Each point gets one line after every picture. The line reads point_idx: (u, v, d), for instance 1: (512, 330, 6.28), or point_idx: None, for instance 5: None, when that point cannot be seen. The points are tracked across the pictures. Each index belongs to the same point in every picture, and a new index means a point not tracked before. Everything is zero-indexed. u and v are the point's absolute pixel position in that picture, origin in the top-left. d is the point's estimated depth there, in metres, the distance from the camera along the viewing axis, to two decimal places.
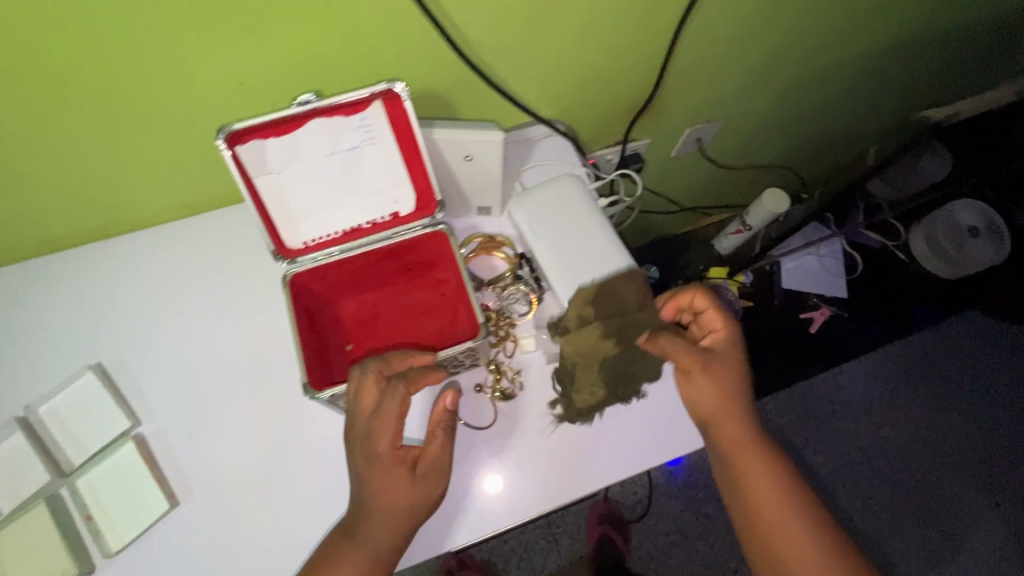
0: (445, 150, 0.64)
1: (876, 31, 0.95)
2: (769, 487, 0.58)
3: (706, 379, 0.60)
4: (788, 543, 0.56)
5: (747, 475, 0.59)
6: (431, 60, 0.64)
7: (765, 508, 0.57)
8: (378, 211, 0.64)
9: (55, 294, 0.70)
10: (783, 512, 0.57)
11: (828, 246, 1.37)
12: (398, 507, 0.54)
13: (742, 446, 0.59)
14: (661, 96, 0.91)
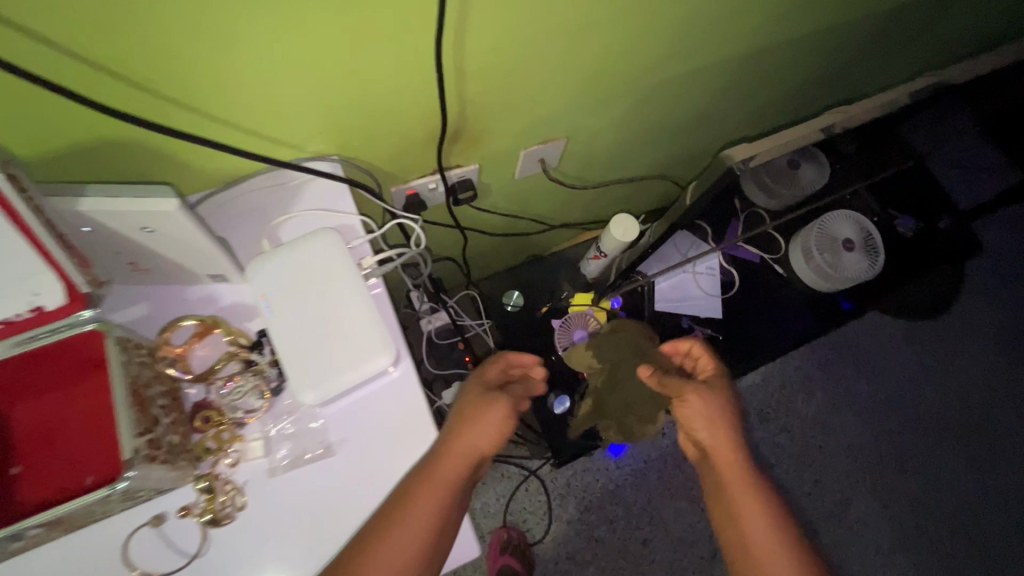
0: (106, 223, 0.50)
1: (718, 42, 0.85)
2: (756, 511, 0.70)
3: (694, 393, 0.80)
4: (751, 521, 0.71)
5: (736, 487, 0.73)
6: (72, 96, 0.49)
7: (747, 510, 0.70)
8: (10, 308, 0.48)
9: None
10: (761, 524, 0.69)
11: (705, 262, 1.27)
12: (469, 449, 0.62)
13: (727, 455, 0.76)
14: (470, 120, 0.78)
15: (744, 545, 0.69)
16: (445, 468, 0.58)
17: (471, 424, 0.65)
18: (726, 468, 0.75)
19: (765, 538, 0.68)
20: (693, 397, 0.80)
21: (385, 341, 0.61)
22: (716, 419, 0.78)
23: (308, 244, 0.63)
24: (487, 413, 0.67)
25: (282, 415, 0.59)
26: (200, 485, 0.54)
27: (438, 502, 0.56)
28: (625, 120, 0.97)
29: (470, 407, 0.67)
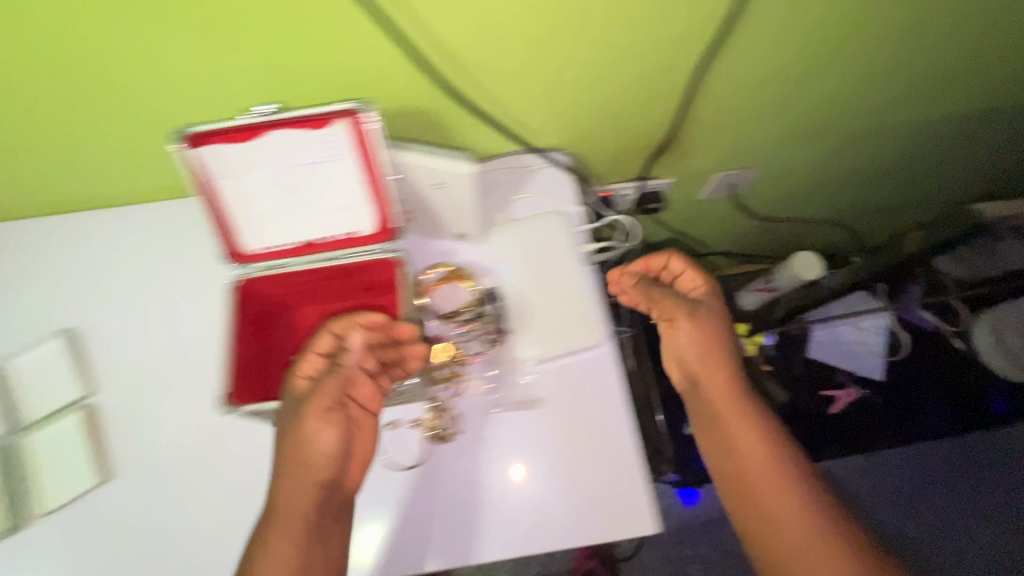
0: (413, 176, 0.62)
1: (939, 92, 0.86)
2: (752, 434, 0.63)
3: (689, 325, 0.71)
4: (764, 478, 0.61)
5: (729, 418, 0.65)
6: (416, 78, 0.63)
7: (750, 448, 0.62)
8: (337, 227, 0.63)
9: (37, 256, 0.72)
10: (765, 459, 0.61)
11: (874, 319, 1.16)
12: (303, 481, 0.54)
13: (721, 393, 0.67)
14: (686, 137, 0.85)
15: (745, 480, 0.62)
16: (296, 497, 0.54)
17: (299, 458, 0.55)
18: (713, 396, 0.67)
19: (775, 475, 0.60)
20: (687, 324, 0.71)
21: (598, 319, 0.69)
22: (715, 346, 0.69)
23: (540, 225, 0.73)
24: (311, 435, 0.55)
25: (499, 363, 0.67)
26: (430, 402, 0.65)
27: (291, 547, 0.52)
28: (821, 159, 0.98)
29: (287, 440, 0.55)
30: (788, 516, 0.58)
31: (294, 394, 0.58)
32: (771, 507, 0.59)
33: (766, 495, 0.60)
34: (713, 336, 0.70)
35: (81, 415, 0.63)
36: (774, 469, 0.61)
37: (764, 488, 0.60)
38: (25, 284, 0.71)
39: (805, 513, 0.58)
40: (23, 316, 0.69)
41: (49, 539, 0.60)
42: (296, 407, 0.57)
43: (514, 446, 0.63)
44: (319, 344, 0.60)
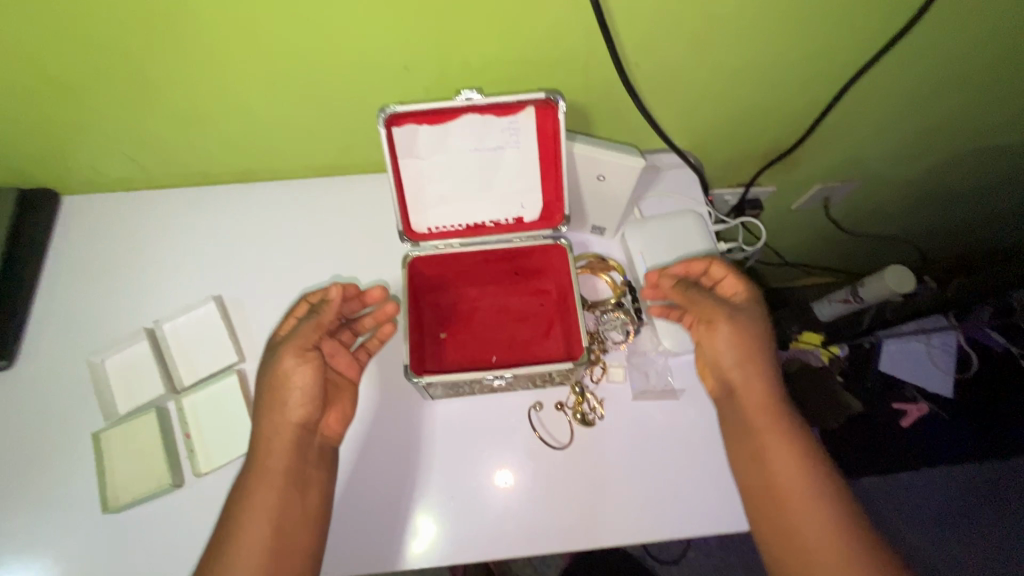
0: (579, 166, 0.66)
1: None
2: (787, 449, 0.56)
3: (727, 329, 0.60)
4: (801, 500, 0.54)
5: (760, 425, 0.58)
6: (584, 71, 0.66)
7: (784, 463, 0.56)
8: (504, 212, 0.64)
9: (192, 224, 0.76)
10: (802, 481, 0.55)
11: (942, 337, 1.18)
12: (276, 437, 0.57)
13: (755, 400, 0.59)
14: (805, 146, 0.87)
15: (771, 495, 0.56)
16: (269, 438, 0.57)
17: (277, 399, 0.58)
18: (747, 403, 0.59)
19: (807, 493, 0.54)
20: (727, 328, 0.60)
21: None
22: (749, 353, 0.60)
23: (678, 220, 0.74)
24: (284, 383, 0.58)
25: (637, 353, 0.70)
26: (575, 387, 0.66)
27: (251, 467, 0.56)
28: (925, 177, 0.98)
29: (268, 391, 0.58)
30: (811, 539, 0.53)
31: (273, 344, 0.62)
32: (795, 526, 0.54)
33: (790, 512, 0.54)
34: (757, 343, 0.60)
35: (238, 377, 0.66)
36: (806, 489, 0.54)
37: (796, 505, 0.54)
38: (181, 252, 0.74)
39: (830, 538, 0.52)
40: (181, 282, 0.73)
41: (206, 494, 0.63)
42: (271, 354, 0.60)
43: (660, 434, 0.65)
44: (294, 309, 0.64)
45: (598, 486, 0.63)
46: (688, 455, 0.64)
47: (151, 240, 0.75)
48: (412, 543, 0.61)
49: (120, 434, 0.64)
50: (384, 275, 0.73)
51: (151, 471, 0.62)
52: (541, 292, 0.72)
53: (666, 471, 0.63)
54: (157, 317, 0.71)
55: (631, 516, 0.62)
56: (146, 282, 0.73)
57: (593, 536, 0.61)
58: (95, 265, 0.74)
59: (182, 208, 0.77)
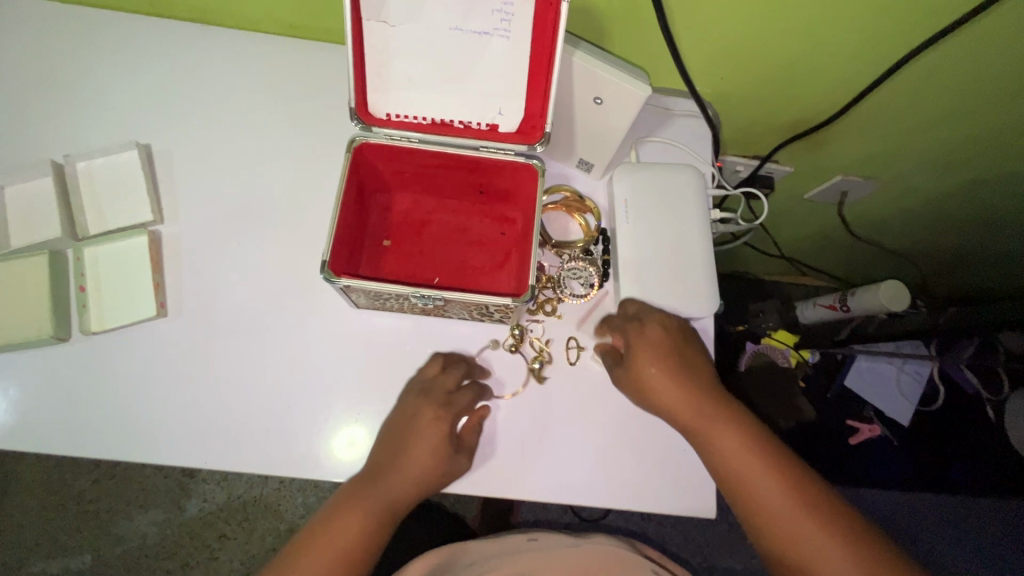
0: (575, 80, 0.56)
1: None
2: (734, 440, 0.51)
3: (649, 355, 0.55)
4: (778, 509, 0.48)
5: (701, 420, 0.53)
6: None
7: (740, 456, 0.51)
8: (477, 114, 0.55)
9: (125, 55, 0.66)
10: (775, 485, 0.49)
11: (916, 365, 1.15)
12: (368, 510, 0.51)
13: (687, 404, 0.53)
14: (837, 128, 0.77)
15: (743, 495, 0.50)
16: (356, 510, 0.50)
17: (414, 458, 0.52)
18: (682, 413, 0.53)
19: (776, 484, 0.49)
20: (650, 356, 0.55)
21: (713, 294, 0.62)
22: (681, 371, 0.54)
23: (676, 174, 0.65)
24: (421, 445, 0.53)
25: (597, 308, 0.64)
26: (514, 330, 0.61)
27: (367, 522, 0.50)
28: (954, 198, 0.89)
29: (408, 450, 0.53)
30: (797, 534, 0.47)
31: (434, 426, 0.53)
32: (780, 526, 0.48)
33: (767, 510, 0.49)
34: (670, 349, 0.55)
35: (148, 238, 0.59)
36: (772, 480, 0.49)
37: (772, 499, 0.49)
38: (104, 84, 0.65)
39: (818, 523, 0.47)
40: (100, 120, 0.64)
41: (97, 353, 0.58)
42: (442, 443, 0.53)
43: (594, 391, 0.61)
44: (465, 394, 0.56)
45: (514, 428, 0.59)
46: (616, 414, 0.60)
47: (74, 64, 0.65)
48: (327, 436, 0.58)
49: (8, 268, 0.57)
50: (332, 162, 0.65)
51: (31, 319, 0.56)
52: (504, 220, 0.65)
53: (586, 427, 0.60)
54: (67, 153, 0.62)
55: (550, 470, 0.58)
56: (60, 110, 0.63)
57: (503, 476, 0.58)
58: (5, 78, 0.64)
59: (117, 34, 0.66)
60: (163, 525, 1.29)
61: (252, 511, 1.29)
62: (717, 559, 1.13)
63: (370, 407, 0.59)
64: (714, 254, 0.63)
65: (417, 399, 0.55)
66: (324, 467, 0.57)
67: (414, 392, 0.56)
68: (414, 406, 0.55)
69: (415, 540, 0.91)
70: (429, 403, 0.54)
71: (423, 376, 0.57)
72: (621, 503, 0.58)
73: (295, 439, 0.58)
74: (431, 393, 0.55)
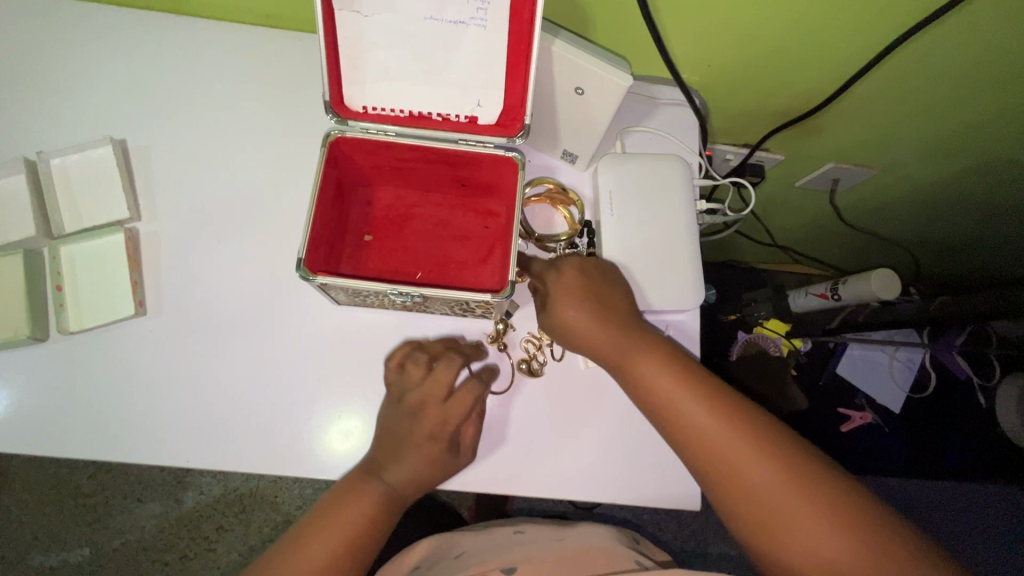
0: (556, 70, 0.55)
1: None
2: (656, 366, 0.51)
3: (568, 303, 0.54)
4: (707, 435, 0.48)
5: (626, 355, 0.52)
6: None
7: (662, 384, 0.50)
8: (456, 107, 0.54)
9: (98, 48, 0.64)
10: (704, 412, 0.49)
11: (908, 353, 1.15)
12: (366, 504, 0.51)
13: (606, 336, 0.53)
14: (828, 115, 0.76)
15: (664, 415, 0.50)
16: (347, 501, 0.51)
17: (412, 456, 0.53)
18: (603, 346, 0.53)
19: (696, 402, 0.49)
20: (571, 306, 0.54)
21: (698, 286, 0.61)
22: (603, 311, 0.54)
23: (660, 164, 0.64)
24: (421, 445, 0.53)
25: None
26: (499, 324, 0.61)
27: (369, 512, 0.51)
28: (947, 184, 0.88)
29: (405, 449, 0.53)
30: (721, 445, 0.47)
31: (431, 436, 0.53)
32: (703, 439, 0.48)
33: (690, 426, 0.49)
34: (590, 288, 0.54)
35: (125, 236, 0.59)
36: (694, 401, 0.49)
37: (703, 429, 0.48)
38: (75, 78, 0.63)
39: (741, 439, 0.47)
40: (73, 115, 0.62)
41: (76, 353, 0.57)
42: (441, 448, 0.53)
43: (578, 384, 0.61)
44: (460, 402, 0.53)
45: (504, 423, 0.59)
46: (605, 408, 0.60)
47: (46, 58, 0.63)
48: (323, 429, 0.58)
49: None
50: (312, 155, 0.64)
51: (7, 319, 0.56)
52: (487, 213, 0.64)
53: (576, 421, 0.60)
54: (41, 150, 0.61)
55: (534, 464, 0.58)
56: (32, 105, 0.62)
57: (492, 468, 0.58)
58: None
59: (89, 26, 0.64)
60: (160, 518, 1.30)
61: (248, 503, 1.30)
62: (709, 545, 1.14)
63: (355, 404, 0.59)
64: (700, 245, 0.63)
65: (411, 411, 0.53)
66: (317, 462, 0.57)
67: (406, 404, 0.54)
68: (409, 416, 0.53)
69: (409, 533, 0.91)
70: (425, 416, 0.53)
71: (411, 386, 0.54)
72: (607, 496, 0.59)
73: (279, 437, 0.57)
74: (425, 406, 0.53)
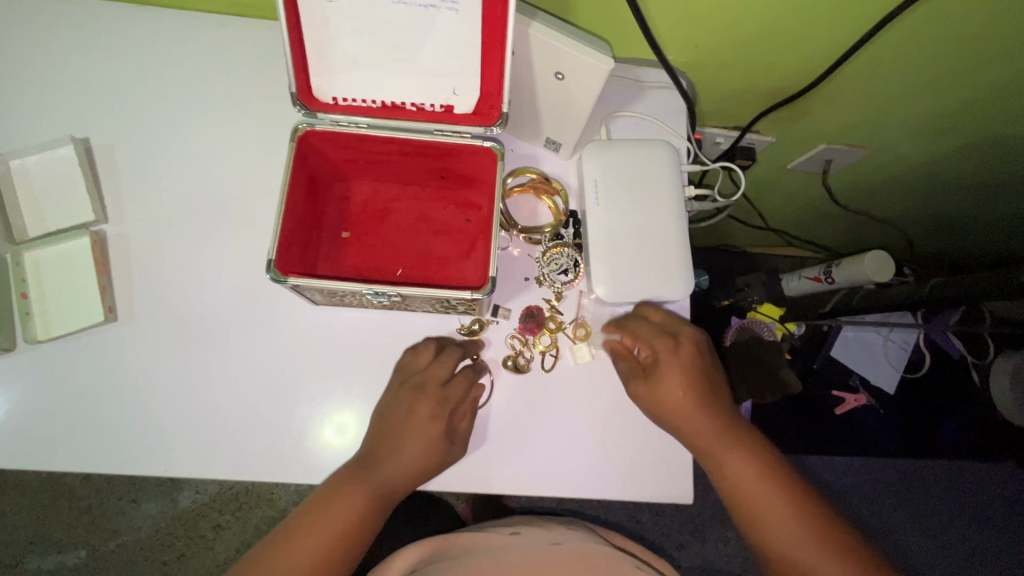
0: (534, 55, 0.53)
1: None
2: (748, 463, 0.52)
3: (675, 378, 0.54)
4: (791, 542, 0.49)
5: (720, 448, 0.53)
6: None
7: (753, 483, 0.51)
8: (430, 96, 0.52)
9: (55, 42, 0.61)
10: (792, 519, 0.49)
11: (903, 334, 1.14)
12: (356, 495, 0.50)
13: (700, 425, 0.53)
14: (819, 94, 0.73)
15: (748, 514, 0.51)
16: (339, 497, 0.49)
17: (406, 442, 0.52)
18: (700, 434, 0.53)
19: (785, 507, 0.50)
20: (676, 380, 0.53)
21: (688, 276, 0.59)
22: (700, 398, 0.54)
23: (646, 151, 0.62)
24: (416, 432, 0.52)
25: (569, 298, 0.62)
26: (478, 320, 0.60)
27: (361, 505, 0.49)
28: (943, 162, 0.86)
29: (400, 437, 0.52)
30: (807, 559, 0.48)
31: (428, 420, 0.52)
32: (794, 557, 0.48)
33: (774, 531, 0.49)
34: (698, 371, 0.54)
35: (91, 240, 0.56)
36: (784, 506, 0.50)
37: (789, 531, 0.49)
38: (32, 74, 0.60)
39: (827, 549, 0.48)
40: (32, 113, 0.59)
41: (46, 362, 0.56)
42: (437, 435, 0.52)
43: (566, 381, 0.59)
44: (459, 385, 0.54)
45: (487, 421, 0.58)
46: (593, 403, 0.59)
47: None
48: (317, 433, 0.57)
49: None
50: (284, 149, 0.61)
51: None
52: (469, 205, 0.62)
53: (565, 416, 0.59)
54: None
55: (521, 463, 0.57)
56: None
57: (481, 466, 0.57)
58: None
59: (44, 19, 0.61)
60: (156, 519, 1.29)
61: (244, 501, 1.29)
62: (706, 529, 1.14)
63: (338, 405, 0.57)
64: (689, 233, 0.61)
65: (410, 395, 0.53)
66: (302, 465, 0.56)
67: (406, 385, 0.54)
68: (407, 399, 0.53)
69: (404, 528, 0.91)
70: (424, 398, 0.53)
71: (415, 369, 0.55)
72: (598, 492, 0.58)
73: (261, 442, 0.56)
74: (424, 387, 0.53)
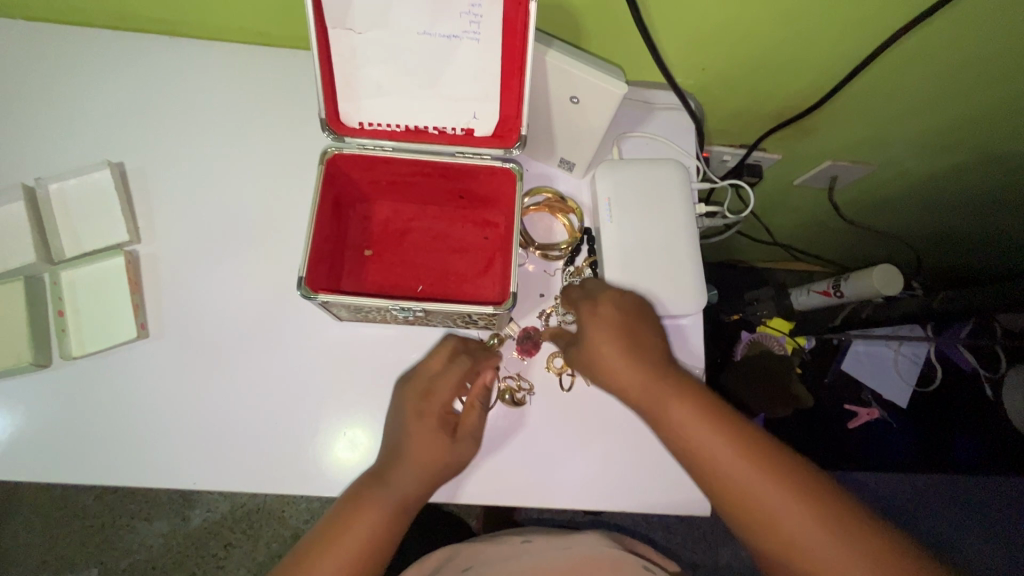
0: (550, 80, 0.55)
1: None
2: (688, 407, 0.50)
3: (597, 337, 0.53)
4: (738, 483, 0.47)
5: (653, 398, 0.51)
6: None
7: (693, 426, 0.49)
8: (452, 120, 0.55)
9: (91, 74, 0.64)
10: (737, 457, 0.47)
11: (912, 347, 1.14)
12: (370, 508, 0.50)
13: (637, 377, 0.52)
14: (824, 112, 0.75)
15: (693, 458, 0.49)
16: (349, 514, 0.50)
17: (404, 446, 0.52)
18: (631, 386, 0.52)
19: (728, 447, 0.48)
20: (601, 339, 0.53)
21: (701, 290, 0.61)
22: (630, 350, 0.53)
23: (657, 170, 0.64)
24: (414, 432, 0.52)
25: None
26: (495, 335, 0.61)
27: (373, 519, 0.50)
28: (947, 177, 0.87)
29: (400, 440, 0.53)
30: (757, 501, 0.46)
31: (422, 419, 0.53)
32: (746, 495, 0.46)
33: (717, 472, 0.47)
34: (622, 325, 0.54)
35: (125, 260, 0.59)
36: (727, 446, 0.48)
37: (732, 472, 0.47)
38: (70, 104, 0.63)
39: (774, 480, 0.46)
40: (70, 141, 0.62)
41: (78, 377, 0.57)
42: (435, 431, 0.52)
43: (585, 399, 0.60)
44: (450, 376, 0.54)
45: (502, 432, 0.59)
46: (612, 418, 0.60)
47: (42, 85, 0.64)
48: (334, 451, 0.58)
49: None
50: (307, 171, 0.64)
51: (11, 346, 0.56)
52: (485, 224, 0.64)
53: (583, 434, 0.59)
54: (39, 176, 0.61)
55: (543, 477, 0.58)
56: (30, 133, 0.62)
57: (496, 478, 0.58)
58: None
59: (82, 53, 0.65)
60: (168, 536, 1.29)
61: (255, 519, 1.29)
62: (719, 544, 1.13)
63: (356, 420, 0.58)
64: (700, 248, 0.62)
65: (403, 392, 0.56)
66: (320, 480, 0.57)
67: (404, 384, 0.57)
68: (403, 401, 0.55)
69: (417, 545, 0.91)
70: (415, 394, 0.54)
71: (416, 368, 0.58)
72: (613, 505, 0.58)
73: (283, 455, 0.57)
74: (418, 382, 0.55)
